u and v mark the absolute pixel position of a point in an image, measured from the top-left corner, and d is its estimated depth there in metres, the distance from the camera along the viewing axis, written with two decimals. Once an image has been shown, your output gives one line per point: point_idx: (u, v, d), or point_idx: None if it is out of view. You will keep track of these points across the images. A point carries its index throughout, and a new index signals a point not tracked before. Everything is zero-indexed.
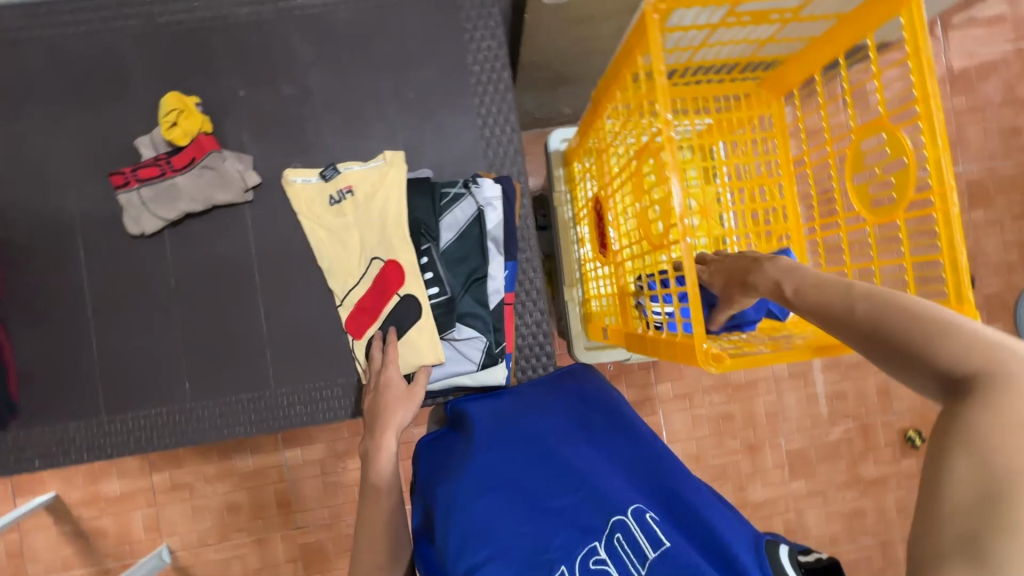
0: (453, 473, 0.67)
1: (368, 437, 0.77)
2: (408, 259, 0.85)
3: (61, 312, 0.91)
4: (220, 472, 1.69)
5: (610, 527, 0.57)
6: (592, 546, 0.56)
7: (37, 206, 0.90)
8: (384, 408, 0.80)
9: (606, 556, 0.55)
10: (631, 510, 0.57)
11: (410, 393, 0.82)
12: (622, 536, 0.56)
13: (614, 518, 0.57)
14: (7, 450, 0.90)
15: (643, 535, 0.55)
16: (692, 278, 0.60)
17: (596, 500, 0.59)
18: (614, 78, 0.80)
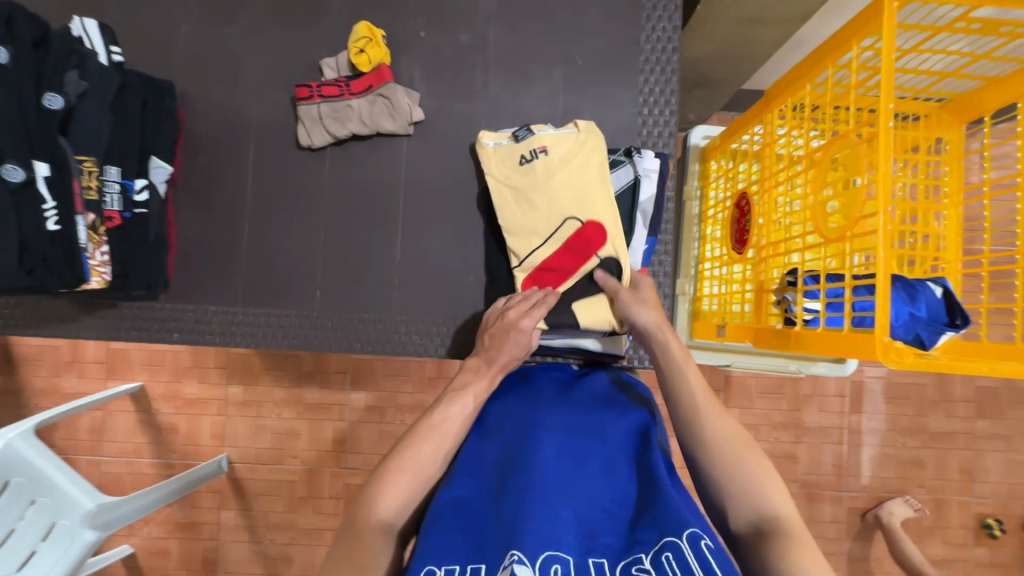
0: (513, 450, 0.67)
1: (478, 358, 0.75)
2: (612, 223, 0.84)
3: (224, 204, 0.99)
4: (288, 398, 1.75)
5: (660, 546, 0.53)
6: (637, 556, 0.53)
7: (226, 105, 0.99)
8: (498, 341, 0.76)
9: (650, 566, 0.52)
10: (687, 533, 0.53)
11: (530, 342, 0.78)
12: (671, 555, 0.51)
13: (666, 538, 0.53)
14: (152, 319, 0.97)
15: (695, 557, 0.50)
16: (885, 272, 0.59)
17: (662, 518, 0.56)
18: (802, 72, 0.78)
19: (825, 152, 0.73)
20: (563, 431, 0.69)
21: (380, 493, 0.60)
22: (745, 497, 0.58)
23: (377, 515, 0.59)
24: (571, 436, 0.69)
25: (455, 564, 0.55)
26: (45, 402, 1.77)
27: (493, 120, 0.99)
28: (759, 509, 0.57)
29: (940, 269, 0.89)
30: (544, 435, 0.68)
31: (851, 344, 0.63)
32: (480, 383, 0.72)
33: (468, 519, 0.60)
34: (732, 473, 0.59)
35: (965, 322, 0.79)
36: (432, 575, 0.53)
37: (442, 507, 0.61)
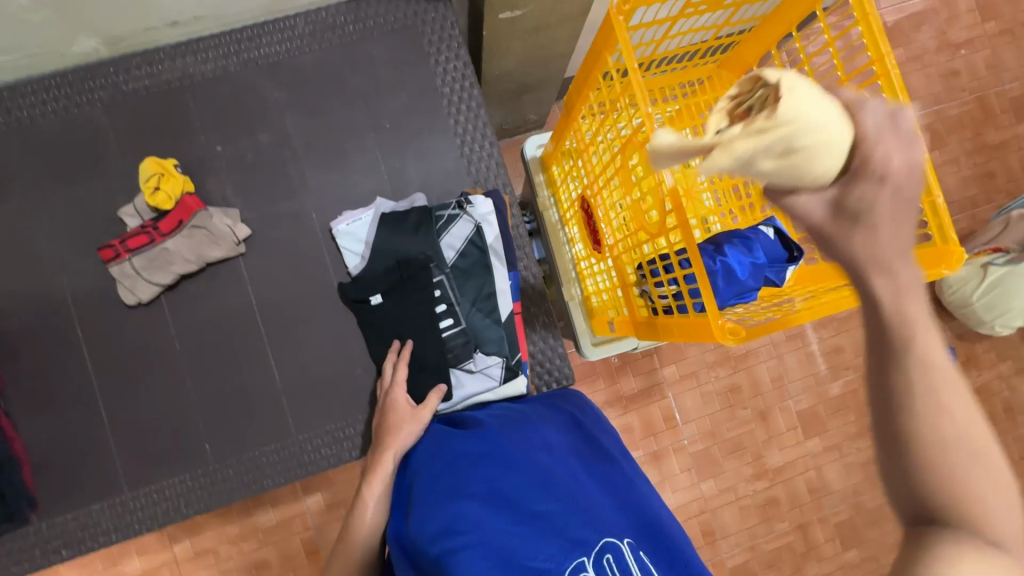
0: (442, 484, 0.66)
1: (373, 452, 0.79)
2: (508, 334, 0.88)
3: (69, 393, 0.90)
4: (244, 530, 1.61)
5: (601, 548, 0.61)
6: (581, 561, 0.60)
7: (30, 292, 0.90)
8: (388, 429, 0.79)
9: (594, 571, 0.59)
10: (623, 537, 0.62)
11: (421, 417, 0.80)
12: (612, 557, 0.60)
13: (604, 539, 0.61)
14: (31, 545, 0.87)
15: (634, 561, 0.61)
16: (697, 260, 0.64)
17: (594, 520, 0.63)
18: (583, 81, 0.83)
19: (620, 155, 0.78)
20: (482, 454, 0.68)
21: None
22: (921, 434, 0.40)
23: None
24: (496, 446, 0.69)
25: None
26: None
27: (325, 207, 0.96)
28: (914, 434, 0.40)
29: (770, 208, 0.97)
30: (472, 457, 0.68)
31: (698, 329, 0.66)
32: (377, 479, 0.76)
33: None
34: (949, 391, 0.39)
35: (800, 252, 0.87)
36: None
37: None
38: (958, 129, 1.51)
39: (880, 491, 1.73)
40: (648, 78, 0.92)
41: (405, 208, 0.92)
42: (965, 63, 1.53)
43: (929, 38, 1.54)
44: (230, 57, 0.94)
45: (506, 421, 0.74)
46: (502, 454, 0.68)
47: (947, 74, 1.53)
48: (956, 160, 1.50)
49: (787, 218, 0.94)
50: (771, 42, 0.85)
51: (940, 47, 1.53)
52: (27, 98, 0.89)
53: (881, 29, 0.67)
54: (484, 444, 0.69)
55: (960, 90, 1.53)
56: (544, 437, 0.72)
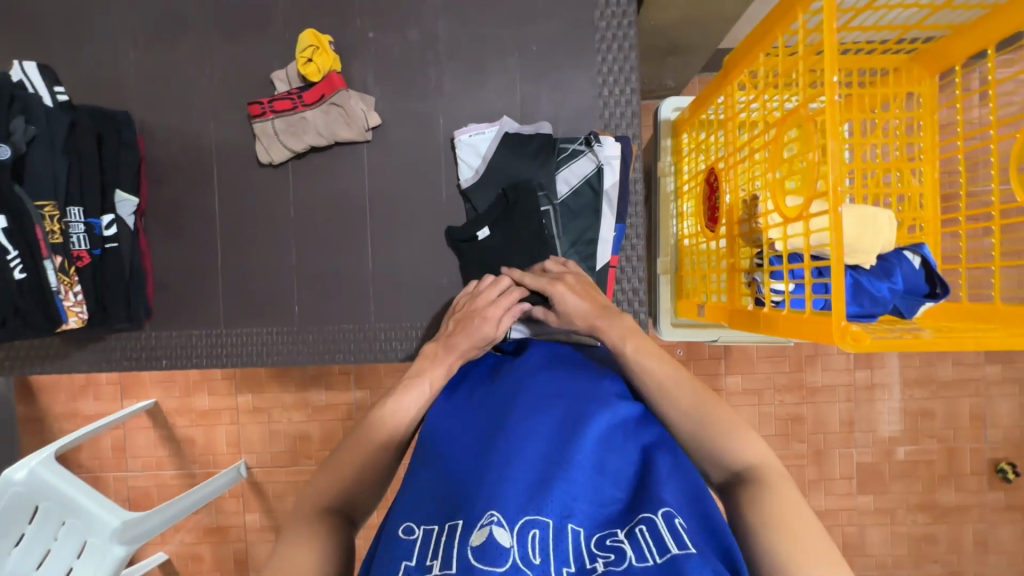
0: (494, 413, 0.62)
1: (430, 353, 0.72)
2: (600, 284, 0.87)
3: (194, 229, 1.00)
4: (297, 402, 1.76)
5: (635, 521, 0.49)
6: (611, 529, 0.49)
7: (184, 130, 0.99)
8: (453, 333, 0.75)
9: (623, 537, 0.47)
10: (662, 510, 0.48)
11: (484, 333, 0.75)
12: (646, 529, 0.47)
13: (643, 514, 0.49)
14: (140, 348, 0.99)
15: (670, 537, 0.46)
16: (836, 254, 0.57)
17: (645, 491, 0.51)
18: (753, 42, 0.75)
19: (775, 128, 0.71)
20: (545, 394, 0.63)
21: (323, 484, 0.55)
22: (714, 458, 0.54)
23: (321, 499, 0.54)
24: (565, 390, 0.63)
25: (433, 522, 0.52)
26: (67, 426, 1.80)
27: (452, 116, 0.97)
28: (731, 466, 0.53)
29: (920, 230, 0.86)
30: (537, 392, 0.63)
31: (812, 328, 0.61)
32: (435, 373, 0.69)
33: (446, 476, 0.57)
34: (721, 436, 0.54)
35: (945, 291, 0.77)
36: (410, 533, 0.51)
37: (422, 486, 0.56)
38: None
39: (922, 571, 1.60)
40: None
41: (528, 132, 0.91)
42: None
43: None
44: None
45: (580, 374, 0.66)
46: (570, 397, 0.62)
47: None
48: None
49: (937, 246, 0.84)
50: (990, 40, 0.72)
51: None
52: None
53: None
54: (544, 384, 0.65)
55: None
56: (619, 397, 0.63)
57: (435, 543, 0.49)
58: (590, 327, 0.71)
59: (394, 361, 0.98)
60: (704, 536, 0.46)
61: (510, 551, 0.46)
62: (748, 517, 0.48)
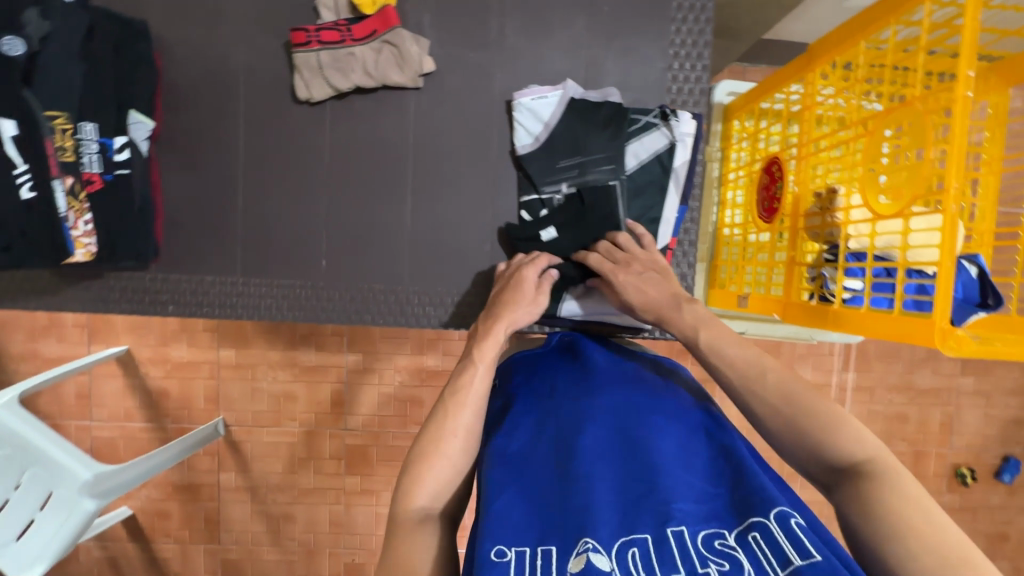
0: (567, 427, 0.63)
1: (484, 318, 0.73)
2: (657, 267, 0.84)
3: (214, 165, 0.90)
4: (284, 360, 1.68)
5: (745, 527, 0.49)
6: (718, 532, 0.49)
7: (208, 51, 0.88)
8: (503, 302, 0.74)
9: (734, 544, 0.47)
10: (773, 514, 0.48)
11: (537, 299, 0.75)
12: (759, 536, 0.47)
13: (752, 519, 0.49)
14: (142, 290, 0.90)
15: (787, 540, 0.46)
16: (947, 257, 0.56)
17: (744, 498, 0.52)
18: (857, 27, 0.71)
19: (874, 121, 0.68)
20: (616, 411, 0.64)
21: (410, 485, 0.57)
22: (817, 456, 0.49)
23: (417, 504, 0.56)
24: (635, 406, 0.64)
25: (522, 545, 0.50)
26: (24, 367, 1.66)
27: (510, 72, 0.90)
28: (838, 463, 0.48)
29: (971, 242, 0.87)
30: (602, 412, 0.63)
31: (903, 330, 0.60)
32: (490, 342, 0.68)
33: (530, 494, 0.56)
34: (827, 432, 0.49)
35: (996, 303, 0.79)
36: (502, 556, 0.49)
37: (503, 500, 0.55)
38: None
39: None
40: None
41: (596, 99, 0.85)
42: None
43: None
44: None
45: (642, 387, 0.68)
46: (638, 414, 0.63)
47: None
48: None
49: (988, 258, 0.85)
50: None
51: None
52: None
53: None
54: (612, 401, 0.65)
55: None
56: (684, 413, 0.64)
57: (532, 567, 0.48)
58: (656, 318, 0.66)
59: (426, 328, 0.93)
60: (822, 538, 0.46)
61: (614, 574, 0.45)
62: (881, 527, 0.43)
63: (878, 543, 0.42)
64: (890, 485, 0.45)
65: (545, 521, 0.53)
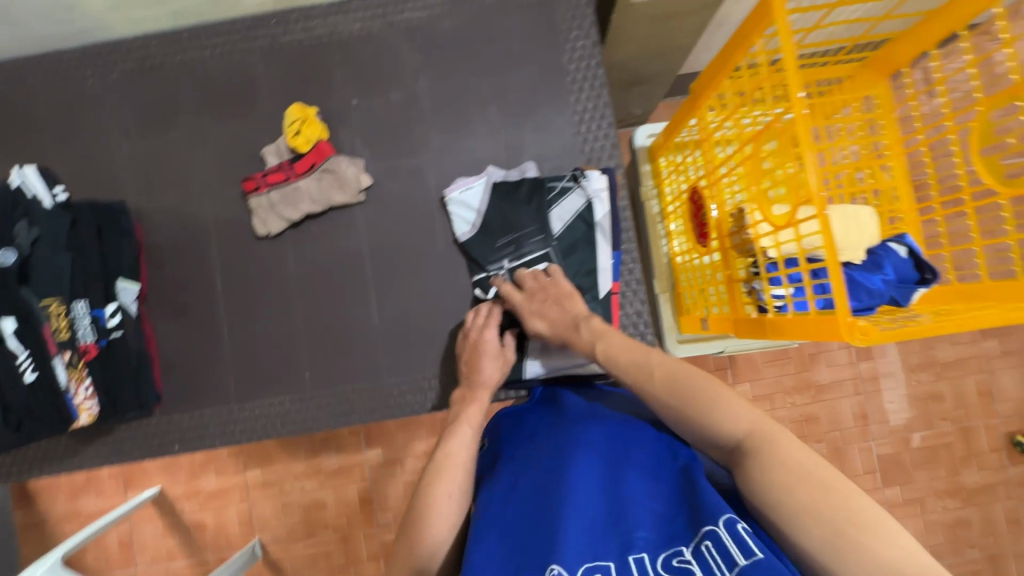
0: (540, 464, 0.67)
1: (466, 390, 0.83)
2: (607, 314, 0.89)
3: (197, 308, 1.00)
4: (309, 470, 1.72)
5: (699, 535, 0.52)
6: (676, 547, 0.53)
7: (179, 212, 1.01)
8: (476, 364, 0.84)
9: (690, 556, 0.51)
10: (722, 519, 0.51)
11: (506, 356, 0.86)
12: (712, 545, 0.51)
13: (704, 526, 0.52)
14: (150, 435, 0.98)
15: (735, 544, 0.49)
16: (832, 254, 0.60)
17: (697, 506, 0.55)
18: (718, 66, 0.80)
19: (752, 144, 0.75)
20: (587, 437, 0.67)
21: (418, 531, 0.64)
22: (713, 436, 0.60)
23: (414, 563, 0.63)
24: (605, 433, 0.67)
25: None
26: (68, 527, 1.72)
27: (440, 168, 1.00)
28: (727, 442, 0.58)
29: (899, 222, 0.91)
30: (575, 441, 0.66)
31: (821, 328, 0.63)
32: (473, 410, 0.78)
33: (509, 538, 0.60)
34: (708, 413, 0.60)
35: (935, 275, 0.80)
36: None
37: (482, 546, 0.59)
38: None
39: (964, 558, 1.57)
40: None
41: (516, 177, 0.94)
42: None
43: None
44: (376, 19, 1.01)
45: (610, 416, 0.71)
46: (608, 442, 0.66)
47: None
48: None
49: (919, 235, 0.88)
50: (932, 43, 0.78)
51: None
52: (203, 41, 1.01)
53: None
54: (584, 429, 0.68)
55: None
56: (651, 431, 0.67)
57: None
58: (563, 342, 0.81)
59: (412, 414, 0.98)
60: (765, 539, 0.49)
61: None
62: (774, 512, 0.52)
63: (778, 513, 0.51)
64: (766, 462, 0.53)
65: (522, 557, 0.57)
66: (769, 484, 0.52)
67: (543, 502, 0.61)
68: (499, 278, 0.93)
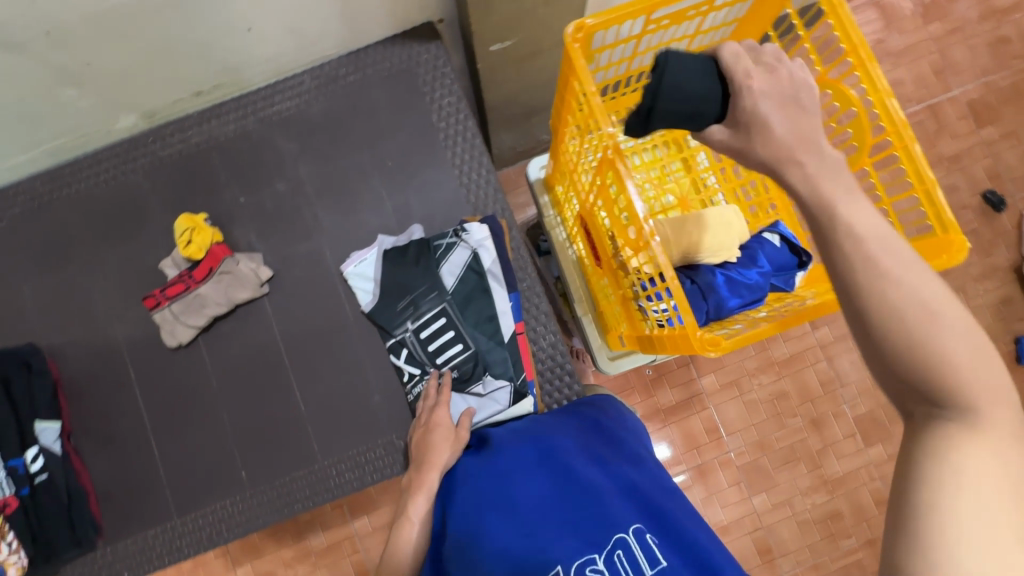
0: (474, 494, 0.73)
1: (412, 474, 0.82)
2: (517, 356, 0.91)
3: (123, 430, 1.00)
4: (298, 553, 1.69)
5: (611, 544, 0.64)
6: (591, 556, 0.62)
7: (90, 340, 1.02)
8: (432, 446, 0.84)
9: (604, 567, 0.62)
10: (631, 529, 0.64)
11: (460, 437, 0.85)
12: (623, 553, 0.63)
13: (615, 535, 0.64)
14: (98, 569, 0.97)
15: (642, 552, 0.63)
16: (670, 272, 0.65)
17: (607, 515, 0.66)
18: (561, 106, 0.88)
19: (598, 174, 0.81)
20: (514, 464, 0.75)
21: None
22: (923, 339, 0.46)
23: None
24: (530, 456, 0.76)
25: None
26: None
27: (336, 245, 1.03)
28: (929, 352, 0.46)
29: (775, 209, 0.95)
30: (506, 471, 0.74)
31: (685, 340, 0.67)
32: (420, 497, 0.78)
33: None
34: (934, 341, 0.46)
35: (810, 256, 0.86)
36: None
37: None
38: (1011, 101, 1.44)
39: None
40: (626, 98, 0.96)
41: (403, 242, 0.97)
42: (1014, 28, 1.46)
43: (969, 8, 1.48)
44: (248, 116, 1.04)
45: (530, 438, 0.79)
46: (533, 464, 0.74)
47: (995, 42, 1.46)
48: (993, 144, 1.43)
49: (794, 220, 0.93)
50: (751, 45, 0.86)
51: (985, 15, 1.47)
52: (84, 170, 1.03)
53: (852, 19, 0.67)
54: (511, 456, 0.76)
55: (1010, 58, 1.45)
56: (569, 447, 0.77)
57: None
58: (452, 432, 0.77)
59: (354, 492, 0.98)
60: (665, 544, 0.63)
61: None
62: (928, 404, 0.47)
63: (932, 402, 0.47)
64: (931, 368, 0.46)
65: None
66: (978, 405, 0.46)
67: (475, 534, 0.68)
68: (406, 340, 0.95)
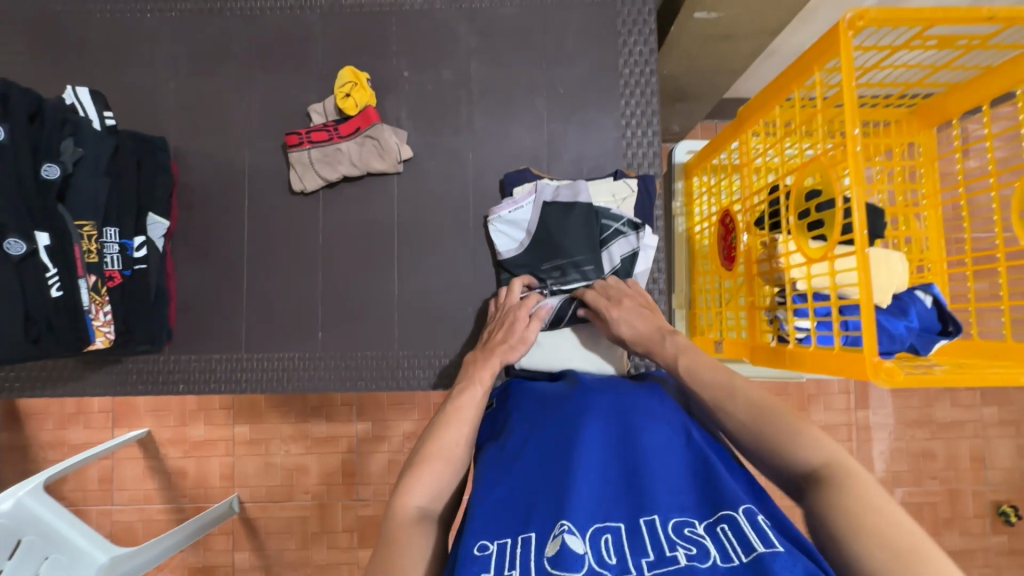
0: (551, 422, 0.64)
1: (479, 354, 0.77)
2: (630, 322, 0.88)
3: (221, 251, 1.00)
4: (296, 432, 1.63)
5: (716, 518, 0.49)
6: (689, 522, 0.50)
7: (217, 155, 1.01)
8: (502, 336, 0.79)
9: (704, 533, 0.48)
10: (743, 507, 0.49)
11: (528, 336, 0.79)
12: (728, 527, 0.48)
13: (722, 511, 0.49)
14: (157, 371, 0.98)
15: (753, 532, 0.46)
16: (868, 292, 0.61)
17: (715, 490, 0.52)
18: (769, 94, 0.79)
19: (796, 173, 0.74)
20: (602, 406, 0.64)
21: (410, 485, 0.58)
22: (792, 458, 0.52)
23: (413, 504, 0.57)
24: (622, 402, 0.65)
25: (504, 537, 0.52)
26: (51, 455, 1.66)
27: (481, 151, 1.01)
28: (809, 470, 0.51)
29: (927, 271, 0.92)
30: (587, 406, 0.64)
31: (846, 364, 0.64)
32: (485, 371, 0.72)
33: (514, 494, 0.57)
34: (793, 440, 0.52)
35: (957, 328, 0.81)
36: (484, 550, 0.50)
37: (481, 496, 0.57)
38: None
39: None
40: None
41: (569, 199, 0.93)
42: None
43: None
44: None
45: (618, 386, 0.68)
46: (627, 413, 0.63)
47: None
48: None
49: (944, 285, 0.90)
50: (987, 96, 0.78)
51: None
52: None
53: None
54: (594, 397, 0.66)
55: None
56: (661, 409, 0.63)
57: (511, 555, 0.49)
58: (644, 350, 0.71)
59: (418, 391, 0.98)
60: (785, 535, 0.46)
61: (585, 557, 0.46)
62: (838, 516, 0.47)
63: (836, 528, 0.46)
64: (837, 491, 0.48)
65: (527, 514, 0.54)
66: (833, 518, 0.47)
67: (548, 458, 0.59)
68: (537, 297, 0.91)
